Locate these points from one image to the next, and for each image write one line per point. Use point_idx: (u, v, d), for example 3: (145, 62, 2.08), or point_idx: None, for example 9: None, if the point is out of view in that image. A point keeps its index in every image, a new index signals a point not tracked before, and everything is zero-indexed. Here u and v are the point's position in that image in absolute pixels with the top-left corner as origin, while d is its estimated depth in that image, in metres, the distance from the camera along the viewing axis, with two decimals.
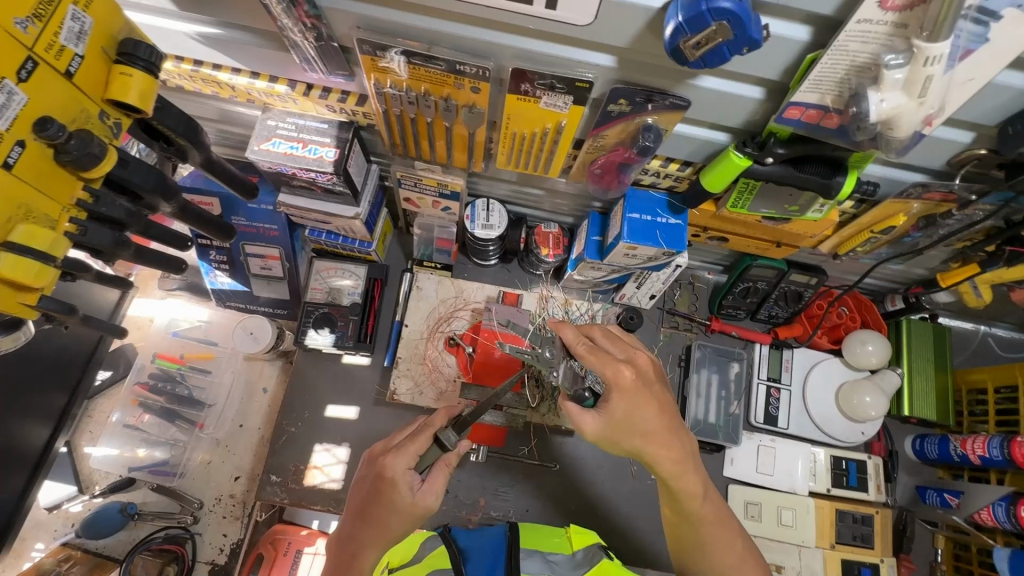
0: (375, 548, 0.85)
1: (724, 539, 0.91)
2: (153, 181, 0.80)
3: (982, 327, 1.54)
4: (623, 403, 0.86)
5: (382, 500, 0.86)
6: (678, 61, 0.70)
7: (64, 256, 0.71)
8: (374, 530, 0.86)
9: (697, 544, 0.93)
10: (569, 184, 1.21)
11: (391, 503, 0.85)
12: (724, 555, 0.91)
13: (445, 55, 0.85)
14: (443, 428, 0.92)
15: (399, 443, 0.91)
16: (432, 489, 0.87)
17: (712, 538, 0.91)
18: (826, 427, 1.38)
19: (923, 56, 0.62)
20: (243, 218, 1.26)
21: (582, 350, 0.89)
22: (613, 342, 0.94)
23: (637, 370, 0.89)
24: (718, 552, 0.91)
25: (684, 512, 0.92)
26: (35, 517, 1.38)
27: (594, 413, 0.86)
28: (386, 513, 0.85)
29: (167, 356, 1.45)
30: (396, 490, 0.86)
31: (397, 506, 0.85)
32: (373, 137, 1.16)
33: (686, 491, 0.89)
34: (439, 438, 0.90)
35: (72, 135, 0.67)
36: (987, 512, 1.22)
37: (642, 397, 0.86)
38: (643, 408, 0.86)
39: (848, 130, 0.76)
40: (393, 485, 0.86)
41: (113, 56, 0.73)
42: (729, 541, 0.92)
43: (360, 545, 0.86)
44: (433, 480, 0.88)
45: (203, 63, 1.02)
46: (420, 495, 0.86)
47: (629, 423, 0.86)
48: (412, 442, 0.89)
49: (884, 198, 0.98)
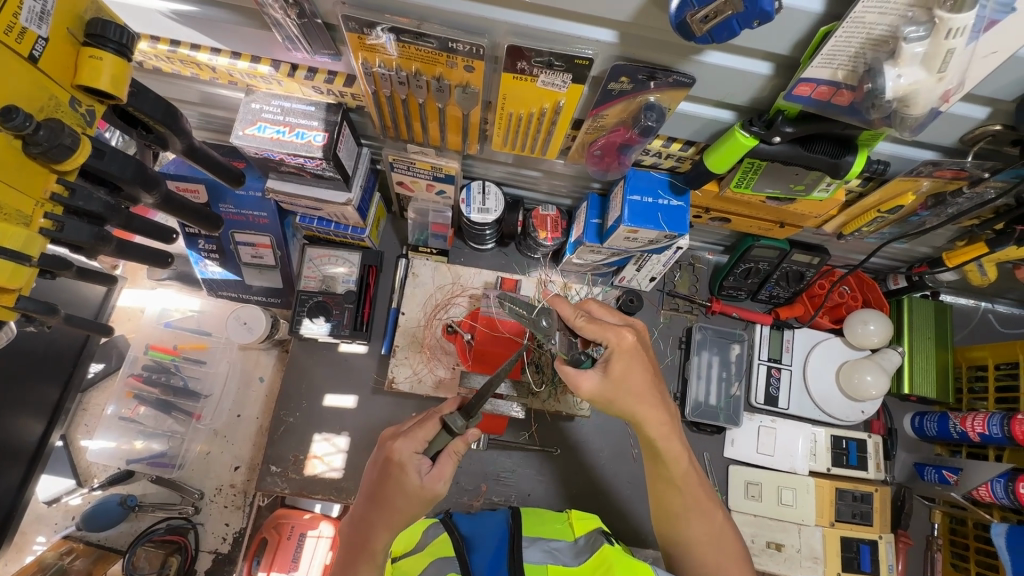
0: (387, 531, 0.84)
1: (702, 509, 0.92)
2: (131, 171, 0.75)
3: (983, 303, 1.53)
4: (622, 363, 0.84)
5: (390, 483, 0.85)
6: (684, 36, 0.66)
7: (40, 255, 0.68)
8: (385, 513, 0.84)
9: (679, 515, 0.92)
10: (567, 165, 1.17)
11: (399, 485, 0.84)
12: (703, 524, 0.92)
13: (436, 32, 0.80)
14: (450, 413, 0.90)
15: (408, 429, 0.90)
16: (440, 474, 0.85)
17: (689, 504, 0.92)
18: (826, 406, 1.39)
19: (946, 28, 0.59)
20: (231, 205, 1.22)
21: (581, 322, 0.87)
22: (610, 312, 0.93)
23: (636, 335, 0.89)
24: (697, 521, 0.92)
25: (668, 477, 0.91)
26: (35, 511, 1.37)
27: (591, 371, 0.85)
28: (394, 495, 0.84)
29: (160, 347, 1.42)
30: (404, 473, 0.84)
31: (405, 489, 0.83)
32: (363, 119, 1.11)
33: (672, 453, 0.89)
34: (446, 423, 0.88)
35: (40, 125, 0.63)
36: (985, 489, 1.23)
37: (639, 359, 0.85)
38: (638, 368, 0.85)
39: (860, 108, 0.73)
40: (400, 468, 0.84)
41: (80, 39, 0.68)
42: (710, 514, 0.93)
43: (371, 526, 0.85)
44: (441, 464, 0.85)
45: (180, 43, 0.97)
46: (427, 480, 0.83)
47: (624, 384, 0.85)
48: (419, 428, 0.89)
49: (892, 177, 0.95)
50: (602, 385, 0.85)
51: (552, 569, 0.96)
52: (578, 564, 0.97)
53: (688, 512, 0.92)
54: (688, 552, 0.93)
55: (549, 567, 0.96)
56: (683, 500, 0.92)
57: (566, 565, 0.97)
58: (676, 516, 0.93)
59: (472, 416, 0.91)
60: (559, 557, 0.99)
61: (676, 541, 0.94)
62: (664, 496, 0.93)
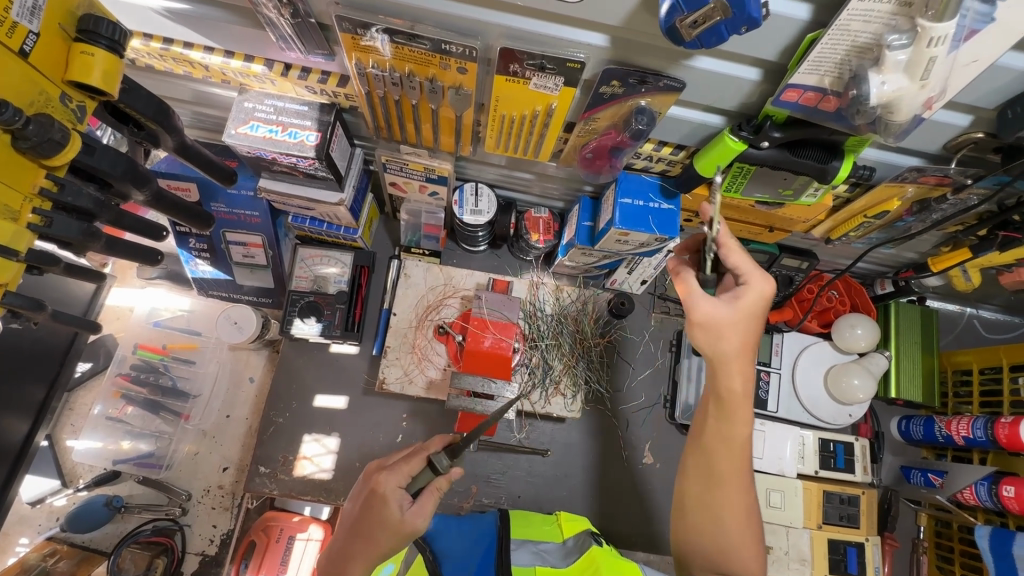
0: (364, 562, 0.82)
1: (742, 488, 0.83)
2: (121, 168, 0.75)
3: (968, 309, 1.55)
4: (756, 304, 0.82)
5: (371, 517, 0.83)
6: (673, 40, 0.67)
7: (28, 250, 0.67)
8: (363, 544, 0.82)
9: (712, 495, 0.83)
10: (559, 168, 1.18)
11: (379, 518, 0.82)
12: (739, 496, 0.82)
13: (429, 33, 0.80)
14: (437, 451, 0.89)
15: (393, 463, 0.90)
16: (421, 510, 0.84)
17: (729, 479, 0.83)
18: (814, 410, 1.40)
19: (927, 37, 0.60)
20: (222, 204, 1.21)
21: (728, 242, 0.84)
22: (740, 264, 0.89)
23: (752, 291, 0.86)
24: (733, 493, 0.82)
25: (728, 441, 0.84)
26: (19, 511, 1.35)
27: (718, 301, 0.82)
28: (374, 528, 0.82)
29: (149, 347, 1.41)
30: (386, 507, 0.83)
31: (386, 522, 0.82)
32: (356, 119, 1.11)
33: (737, 418, 0.83)
34: (433, 461, 0.87)
35: (30, 120, 0.63)
36: (970, 491, 1.24)
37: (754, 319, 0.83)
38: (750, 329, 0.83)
39: (846, 114, 0.74)
40: (383, 501, 0.83)
41: (72, 35, 0.68)
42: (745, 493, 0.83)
43: (350, 557, 0.83)
44: (423, 501, 0.84)
45: (173, 42, 0.97)
46: (409, 515, 0.82)
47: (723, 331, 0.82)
48: (405, 462, 0.88)
49: (878, 182, 0.96)
50: (725, 312, 0.81)
51: (539, 570, 0.95)
52: (567, 565, 0.97)
53: (724, 488, 0.83)
54: (713, 524, 0.82)
55: (538, 569, 0.95)
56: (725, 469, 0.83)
57: (555, 566, 0.97)
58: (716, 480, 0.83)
59: (457, 457, 0.89)
60: (548, 559, 0.99)
61: (705, 516, 0.83)
62: (709, 464, 0.84)
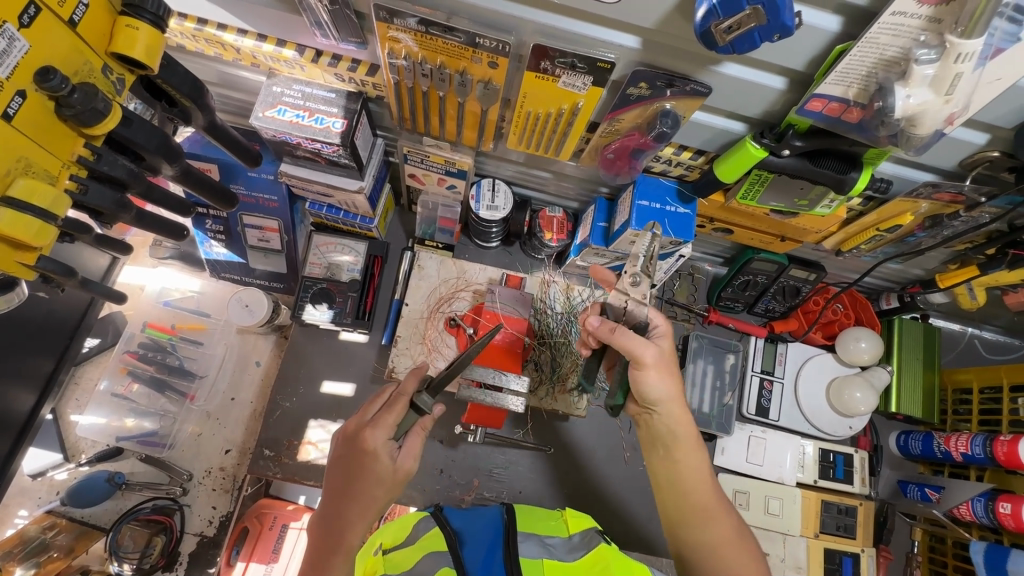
0: (363, 521, 0.87)
1: (719, 509, 0.92)
2: (155, 142, 0.76)
3: (970, 329, 1.57)
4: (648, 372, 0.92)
5: (359, 474, 0.87)
6: (706, 45, 0.69)
7: (64, 215, 0.68)
8: (359, 503, 0.87)
9: (693, 518, 0.91)
10: (578, 168, 1.19)
11: (375, 475, 0.87)
12: (701, 496, 0.92)
13: (464, 26, 0.82)
14: (417, 393, 0.94)
15: (375, 416, 0.91)
16: (410, 452, 0.91)
17: (702, 504, 0.92)
18: (815, 420, 1.41)
19: (955, 52, 0.62)
20: (242, 186, 1.22)
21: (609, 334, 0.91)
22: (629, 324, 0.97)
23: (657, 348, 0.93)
24: (695, 493, 0.92)
25: (681, 480, 0.93)
26: (19, 483, 1.35)
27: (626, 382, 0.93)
28: (370, 484, 0.87)
29: (157, 326, 1.41)
30: (378, 462, 0.87)
31: (379, 475, 0.87)
32: (381, 109, 1.13)
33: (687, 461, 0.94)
34: (416, 404, 0.92)
35: (75, 88, 0.64)
36: (965, 507, 1.26)
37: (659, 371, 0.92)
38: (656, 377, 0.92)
39: (867, 125, 0.76)
40: (374, 457, 0.87)
41: (118, 8, 0.70)
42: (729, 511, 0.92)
43: (347, 522, 0.86)
44: (410, 444, 0.92)
45: (207, 22, 0.98)
46: (401, 461, 0.89)
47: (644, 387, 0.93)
48: (388, 414, 0.89)
49: (894, 196, 0.98)
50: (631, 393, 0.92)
51: (546, 565, 0.97)
52: (573, 560, 0.98)
53: (704, 514, 0.91)
54: (709, 537, 0.90)
55: (545, 563, 0.97)
56: (698, 500, 0.92)
57: (562, 560, 0.98)
58: (679, 487, 0.93)
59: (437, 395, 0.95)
60: (554, 552, 0.99)
61: (698, 537, 0.90)
62: (682, 493, 0.93)
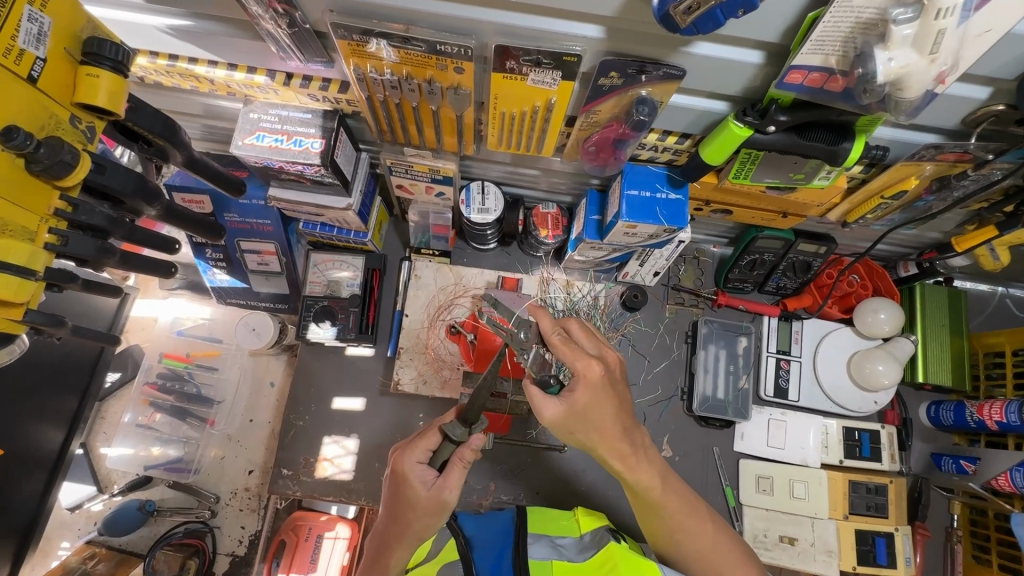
0: (401, 546, 0.87)
1: (697, 529, 0.93)
2: (132, 185, 0.77)
3: (1000, 288, 1.49)
4: (586, 395, 0.81)
5: (400, 497, 0.87)
6: (669, 29, 0.66)
7: (43, 269, 0.70)
8: (399, 526, 0.87)
9: (667, 535, 0.94)
10: (565, 163, 1.17)
11: (408, 499, 0.85)
12: (679, 516, 0.92)
13: (424, 35, 0.81)
14: (451, 421, 0.89)
15: (411, 441, 0.91)
16: (448, 484, 0.85)
17: (680, 525, 0.92)
18: (837, 398, 1.36)
19: (934, 8, 0.60)
20: (235, 214, 1.24)
21: (556, 340, 0.84)
22: (589, 338, 0.90)
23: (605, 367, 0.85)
24: (672, 515, 0.92)
25: (648, 503, 0.91)
26: (59, 517, 1.41)
27: (557, 399, 0.82)
28: (406, 508, 0.86)
29: (174, 355, 1.45)
30: (410, 486, 0.85)
31: (414, 501, 0.85)
32: (360, 123, 1.12)
33: (643, 481, 0.88)
34: (446, 433, 0.87)
35: (41, 143, 0.65)
36: (1004, 478, 1.19)
37: (605, 394, 0.82)
38: (603, 405, 0.82)
39: (853, 93, 0.72)
40: (405, 480, 0.86)
41: (78, 57, 0.71)
42: (702, 531, 0.93)
43: (388, 544, 0.88)
44: (446, 475, 0.85)
45: (179, 57, 0.99)
46: (434, 490, 0.84)
47: (586, 416, 0.82)
48: (421, 438, 0.89)
49: (895, 161, 0.93)
50: (566, 414, 0.82)
51: (556, 565, 0.95)
52: (582, 560, 0.96)
53: (685, 534, 0.93)
54: (686, 554, 0.94)
55: (554, 564, 0.95)
56: (678, 520, 0.92)
57: (571, 562, 0.96)
58: (658, 510, 0.92)
59: (473, 423, 0.89)
60: (564, 553, 0.98)
61: (677, 553, 0.95)
62: (657, 517, 0.93)
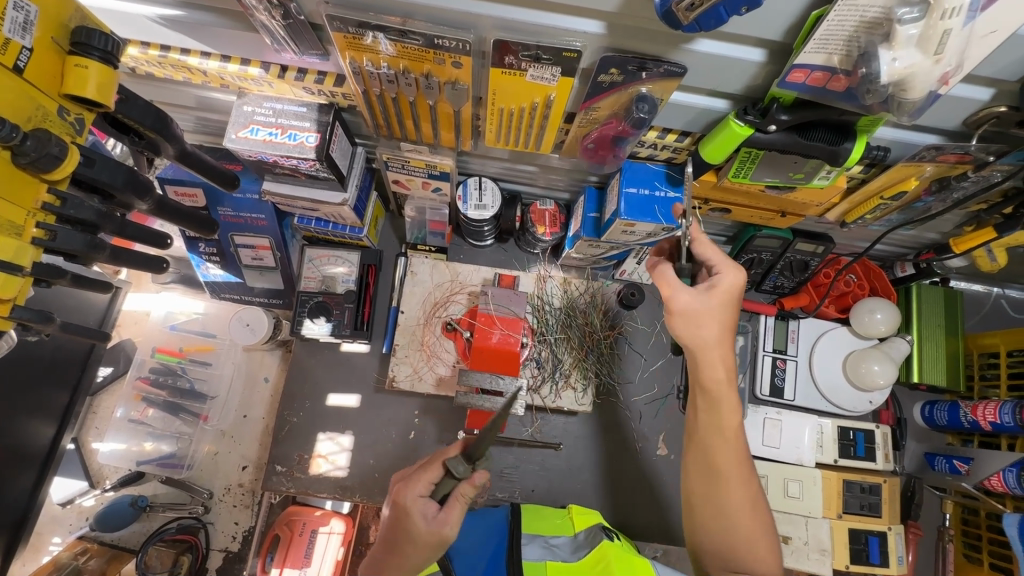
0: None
1: (739, 479, 0.87)
2: (122, 179, 0.76)
3: (995, 289, 1.49)
4: (725, 296, 0.86)
5: (398, 529, 0.86)
6: (670, 25, 0.65)
7: (31, 265, 0.69)
8: (395, 559, 0.85)
9: (709, 489, 0.88)
10: (563, 160, 1.16)
11: (408, 532, 0.84)
12: (729, 461, 0.88)
13: (422, 29, 0.79)
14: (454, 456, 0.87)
15: (413, 473, 0.91)
16: (447, 519, 0.84)
17: (729, 473, 0.87)
18: (833, 397, 1.37)
19: (940, 9, 0.58)
20: (229, 208, 1.22)
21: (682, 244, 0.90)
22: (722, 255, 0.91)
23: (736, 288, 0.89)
24: (722, 459, 0.88)
25: (713, 458, 0.89)
26: (50, 511, 1.40)
27: (695, 292, 0.86)
28: (404, 542, 0.84)
29: (167, 350, 1.43)
30: (411, 520, 0.84)
31: (413, 536, 0.84)
32: (356, 118, 1.11)
33: (725, 423, 0.88)
34: (450, 469, 0.85)
35: (28, 136, 0.63)
36: (997, 478, 1.20)
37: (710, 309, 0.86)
38: (710, 318, 0.86)
39: (856, 93, 0.71)
40: (406, 514, 0.85)
41: (66, 48, 0.69)
42: (746, 485, 0.87)
43: (382, 574, 0.86)
44: (448, 509, 0.85)
45: (171, 48, 0.97)
46: (434, 524, 0.83)
47: (698, 314, 0.86)
48: (424, 471, 0.89)
49: (895, 162, 0.92)
50: (703, 304, 0.86)
51: (549, 566, 0.94)
52: (576, 560, 0.95)
53: (729, 480, 0.87)
54: (713, 509, 0.87)
55: (549, 564, 0.94)
56: (728, 468, 0.88)
57: (565, 561, 0.95)
58: (710, 451, 0.89)
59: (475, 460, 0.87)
60: (558, 553, 0.97)
61: (703, 503, 0.89)
62: (709, 458, 0.89)
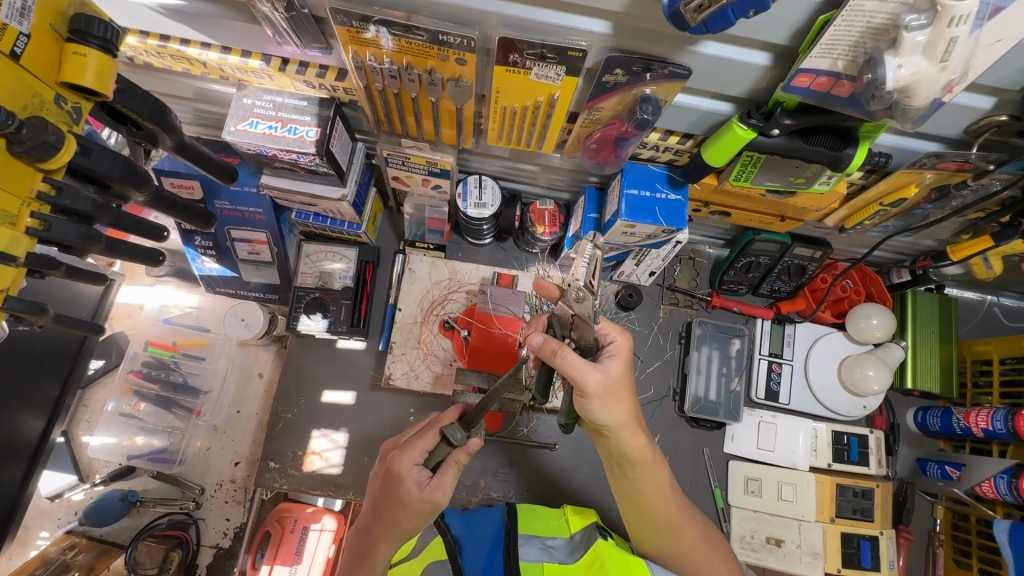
0: (388, 541, 0.86)
1: (683, 525, 0.94)
2: (119, 170, 0.75)
3: (989, 297, 1.51)
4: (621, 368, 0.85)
5: (391, 496, 0.86)
6: (678, 26, 0.65)
7: (25, 255, 0.68)
8: (386, 525, 0.86)
9: (658, 531, 0.94)
10: (564, 159, 1.16)
11: (399, 500, 0.84)
12: (664, 504, 0.92)
13: (426, 24, 0.78)
14: (450, 424, 0.88)
15: (408, 441, 0.90)
16: (440, 485, 0.85)
17: (668, 517, 0.92)
18: (827, 402, 1.37)
19: (949, 15, 0.58)
20: (226, 201, 1.21)
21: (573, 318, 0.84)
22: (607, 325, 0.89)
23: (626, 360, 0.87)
24: (657, 504, 0.91)
25: (653, 511, 0.92)
26: (38, 505, 1.38)
27: (596, 370, 0.81)
28: (396, 508, 0.85)
29: (160, 344, 1.42)
30: (404, 487, 0.85)
31: (405, 503, 0.84)
32: (357, 113, 1.10)
33: (655, 489, 0.91)
34: (446, 435, 0.86)
35: (23, 123, 0.62)
36: (988, 484, 1.21)
37: (619, 383, 0.84)
38: (619, 394, 0.84)
39: (860, 99, 0.71)
40: (400, 481, 0.85)
41: (64, 35, 0.68)
42: (692, 523, 0.95)
43: (373, 541, 0.87)
44: (441, 475, 0.86)
45: (170, 38, 0.95)
46: (427, 492, 0.84)
47: (607, 392, 0.82)
48: (418, 439, 0.88)
49: (896, 169, 0.93)
50: (603, 383, 0.81)
51: (547, 567, 0.95)
52: (574, 562, 0.96)
53: (670, 526, 0.93)
54: (672, 556, 0.95)
55: (545, 566, 0.96)
56: (665, 513, 0.92)
57: (562, 563, 0.96)
58: (647, 500, 0.91)
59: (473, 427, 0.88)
60: (554, 555, 0.98)
61: (664, 552, 0.96)
62: (647, 512, 0.92)
